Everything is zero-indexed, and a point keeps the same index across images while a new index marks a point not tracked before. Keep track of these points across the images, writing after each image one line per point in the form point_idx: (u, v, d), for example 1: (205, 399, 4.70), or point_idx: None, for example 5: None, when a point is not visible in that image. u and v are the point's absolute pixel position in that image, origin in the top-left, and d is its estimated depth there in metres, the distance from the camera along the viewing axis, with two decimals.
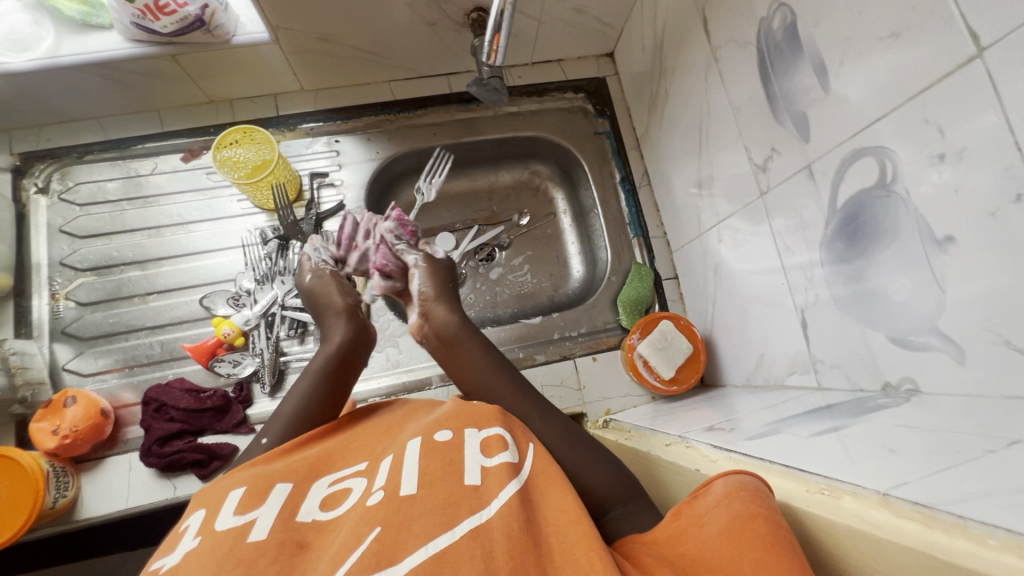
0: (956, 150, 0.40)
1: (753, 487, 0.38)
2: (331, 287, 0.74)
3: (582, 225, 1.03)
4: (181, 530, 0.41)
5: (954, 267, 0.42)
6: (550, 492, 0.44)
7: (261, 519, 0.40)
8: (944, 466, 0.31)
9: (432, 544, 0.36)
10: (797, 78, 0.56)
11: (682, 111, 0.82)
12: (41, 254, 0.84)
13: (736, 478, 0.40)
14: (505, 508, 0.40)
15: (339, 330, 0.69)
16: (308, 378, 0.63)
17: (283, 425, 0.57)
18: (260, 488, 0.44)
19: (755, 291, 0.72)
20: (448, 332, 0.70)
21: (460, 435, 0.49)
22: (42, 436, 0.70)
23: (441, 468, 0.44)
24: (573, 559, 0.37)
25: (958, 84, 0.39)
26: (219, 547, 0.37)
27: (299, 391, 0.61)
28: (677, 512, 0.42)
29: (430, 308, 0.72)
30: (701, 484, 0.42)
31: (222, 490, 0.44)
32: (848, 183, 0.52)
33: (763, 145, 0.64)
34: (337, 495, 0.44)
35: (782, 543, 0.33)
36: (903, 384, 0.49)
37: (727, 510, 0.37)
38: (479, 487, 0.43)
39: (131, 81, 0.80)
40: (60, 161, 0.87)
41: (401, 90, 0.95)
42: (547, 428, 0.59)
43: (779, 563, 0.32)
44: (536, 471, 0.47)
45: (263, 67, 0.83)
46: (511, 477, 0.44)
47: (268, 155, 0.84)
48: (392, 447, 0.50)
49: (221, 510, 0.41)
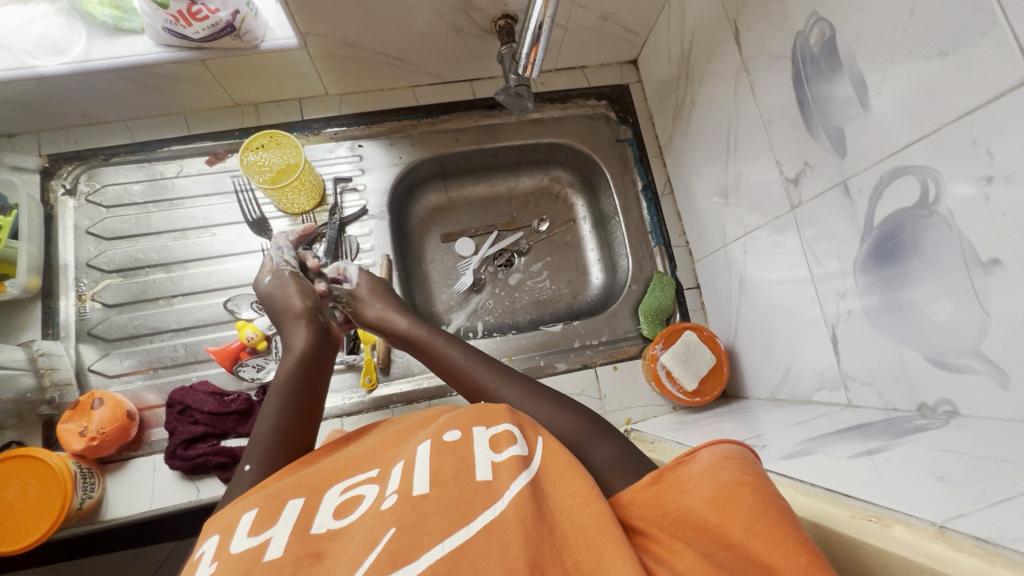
0: (1005, 173, 0.40)
1: (739, 456, 0.40)
2: (291, 289, 0.74)
3: (602, 231, 1.03)
4: (197, 557, 0.41)
5: (1000, 290, 0.42)
6: (561, 481, 0.43)
7: (275, 538, 0.40)
8: (1002, 498, 0.31)
9: (447, 542, 0.36)
10: (834, 93, 0.55)
11: (708, 121, 0.81)
12: (68, 255, 0.84)
13: (721, 448, 0.42)
14: (518, 498, 0.40)
15: (301, 338, 0.69)
16: (279, 394, 0.62)
17: (264, 443, 0.56)
18: (272, 509, 0.44)
19: (781, 304, 0.71)
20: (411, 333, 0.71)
21: (468, 434, 0.48)
22: (70, 437, 0.71)
23: (452, 467, 0.44)
24: (587, 542, 0.37)
25: (1010, 105, 0.39)
26: (235, 568, 0.37)
27: (271, 409, 0.60)
28: (657, 476, 0.42)
29: (387, 313, 0.74)
30: (684, 452, 0.43)
31: (235, 515, 0.44)
32: (886, 202, 0.51)
33: (795, 158, 0.63)
34: (349, 503, 0.44)
35: (771, 509, 0.35)
36: (940, 406, 0.49)
37: (714, 479, 0.38)
38: (491, 481, 0.42)
39: (159, 85, 0.81)
40: (87, 162, 0.87)
41: (424, 94, 0.95)
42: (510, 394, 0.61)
43: (774, 530, 0.33)
44: (548, 460, 0.45)
45: (290, 71, 0.84)
46: (521, 470, 0.43)
47: (294, 159, 0.84)
48: (405, 451, 0.49)
49: (235, 532, 0.42)
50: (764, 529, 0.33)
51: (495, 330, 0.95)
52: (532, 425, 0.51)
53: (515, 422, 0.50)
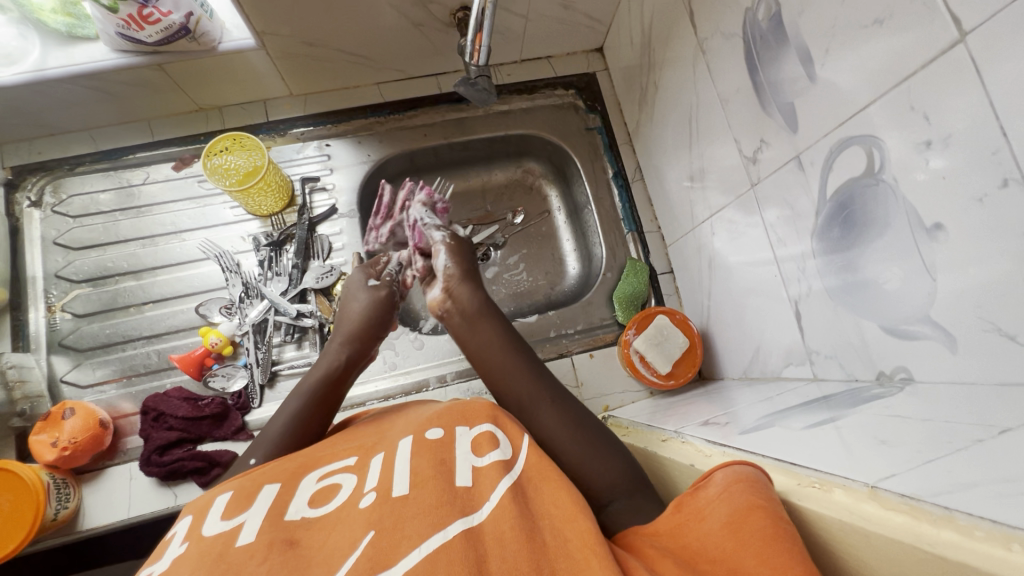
0: (943, 137, 0.40)
1: (753, 479, 0.38)
2: (359, 301, 0.74)
3: (576, 221, 1.03)
4: (169, 537, 0.40)
5: (944, 255, 0.42)
6: (545, 490, 0.44)
7: (249, 522, 0.39)
8: (933, 456, 0.31)
9: (425, 545, 0.36)
10: (784, 68, 0.55)
11: (672, 104, 0.81)
12: (36, 267, 0.84)
13: (734, 469, 0.40)
14: (498, 509, 0.40)
15: (332, 353, 0.68)
16: (301, 396, 0.61)
17: (270, 443, 0.56)
18: (248, 492, 0.43)
19: (750, 283, 0.71)
20: (473, 309, 0.69)
21: (451, 433, 0.49)
22: (42, 448, 0.70)
23: (431, 466, 0.44)
24: (567, 555, 0.37)
25: (942, 70, 0.39)
26: (208, 553, 0.36)
27: (289, 408, 0.60)
28: (678, 505, 0.41)
29: (452, 285, 0.71)
30: (702, 476, 0.42)
31: (209, 498, 0.43)
32: (837, 172, 0.51)
33: (752, 136, 0.63)
34: (325, 491, 0.43)
35: (784, 532, 0.33)
36: (897, 373, 0.48)
37: (729, 503, 0.37)
38: (472, 488, 0.42)
39: (119, 92, 0.80)
40: (52, 173, 0.87)
41: (390, 91, 0.95)
42: (554, 415, 0.57)
43: (779, 556, 0.32)
44: (530, 464, 0.46)
45: (251, 73, 0.83)
46: (503, 475, 0.44)
47: (259, 161, 0.82)
48: (385, 444, 0.49)
49: (208, 515, 0.41)
50: (773, 554, 0.32)
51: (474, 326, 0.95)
52: (513, 422, 0.52)
53: (495, 424, 0.51)
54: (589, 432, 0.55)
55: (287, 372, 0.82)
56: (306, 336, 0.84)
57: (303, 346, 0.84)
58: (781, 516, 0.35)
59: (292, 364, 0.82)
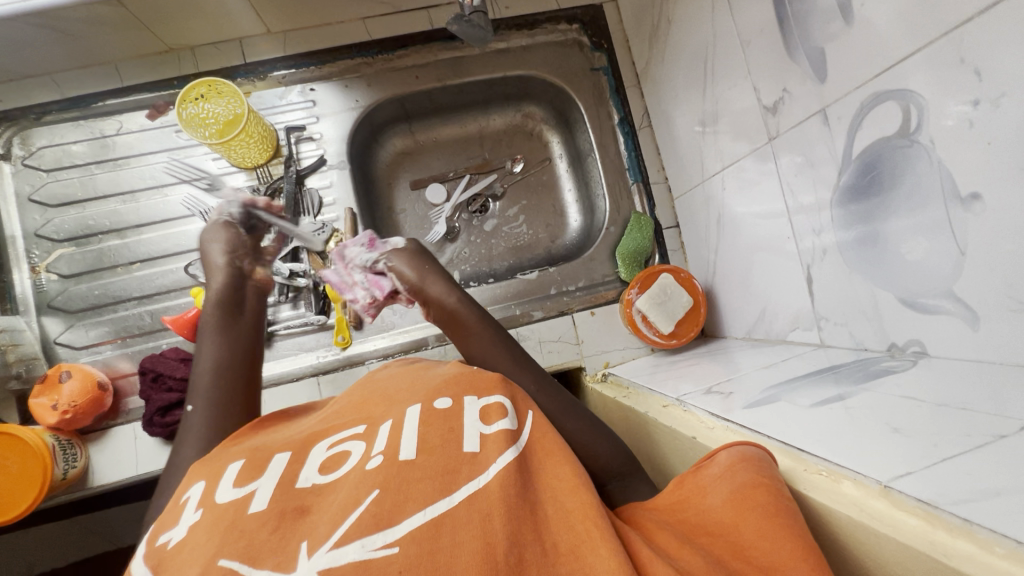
0: (993, 97, 0.36)
1: (758, 458, 0.39)
2: (219, 240, 0.64)
3: (579, 170, 0.98)
4: (182, 501, 0.41)
5: (977, 228, 0.39)
6: (547, 463, 0.43)
7: (260, 490, 0.39)
8: (951, 453, 0.30)
9: (430, 510, 0.36)
10: (817, 5, 0.49)
11: (686, 42, 0.74)
12: (15, 226, 0.81)
13: (741, 449, 0.40)
14: (504, 474, 0.40)
15: (215, 285, 0.61)
16: (213, 334, 0.58)
17: (205, 386, 0.54)
18: (259, 461, 0.43)
19: (760, 243, 0.68)
20: (451, 314, 0.61)
21: (460, 403, 0.47)
22: (43, 411, 0.70)
23: (441, 435, 0.43)
24: (568, 525, 0.38)
25: (1004, 18, 0.34)
26: (221, 519, 0.36)
27: (210, 347, 0.57)
28: (682, 481, 0.42)
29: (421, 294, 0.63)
30: (705, 455, 0.42)
31: (222, 463, 0.43)
32: (866, 131, 0.47)
33: (773, 84, 0.58)
34: (336, 457, 0.43)
35: (783, 510, 0.34)
36: (910, 346, 0.47)
37: (730, 480, 0.37)
38: (478, 452, 0.42)
39: (76, 31, 0.73)
40: (18, 123, 0.82)
41: (376, 28, 0.86)
42: (546, 395, 0.55)
43: (779, 532, 0.33)
44: (535, 439, 0.45)
45: (221, 8, 0.75)
46: (510, 444, 0.43)
47: (239, 109, 0.77)
48: (392, 411, 0.47)
49: (222, 481, 0.41)
50: (774, 532, 0.33)
51: (471, 279, 0.93)
52: (525, 397, 0.51)
53: (508, 397, 0.49)
54: (579, 416, 0.54)
55: (284, 332, 0.81)
56: (299, 295, 0.83)
57: (297, 305, 0.83)
58: (782, 493, 0.36)
59: (289, 324, 0.81)
